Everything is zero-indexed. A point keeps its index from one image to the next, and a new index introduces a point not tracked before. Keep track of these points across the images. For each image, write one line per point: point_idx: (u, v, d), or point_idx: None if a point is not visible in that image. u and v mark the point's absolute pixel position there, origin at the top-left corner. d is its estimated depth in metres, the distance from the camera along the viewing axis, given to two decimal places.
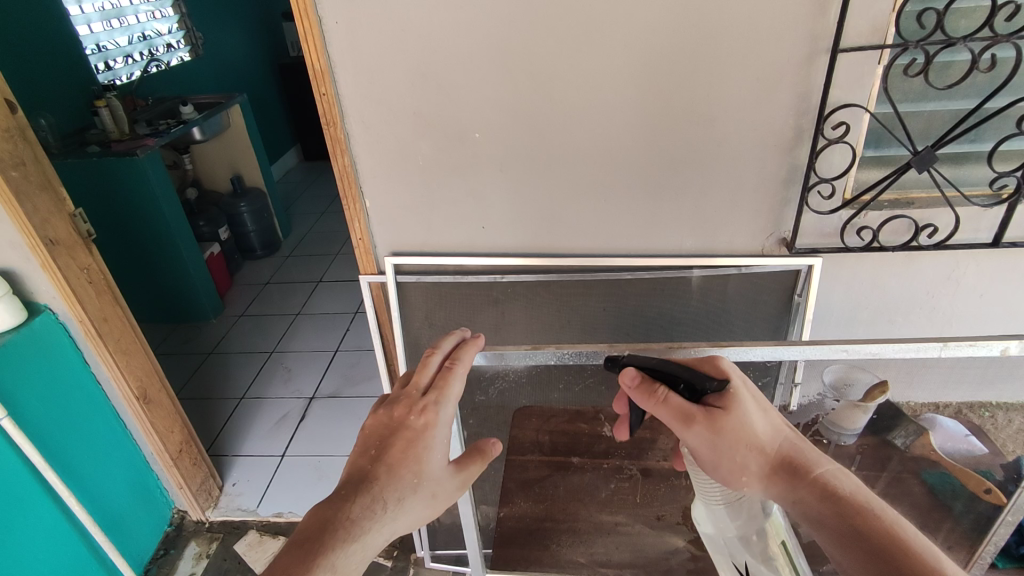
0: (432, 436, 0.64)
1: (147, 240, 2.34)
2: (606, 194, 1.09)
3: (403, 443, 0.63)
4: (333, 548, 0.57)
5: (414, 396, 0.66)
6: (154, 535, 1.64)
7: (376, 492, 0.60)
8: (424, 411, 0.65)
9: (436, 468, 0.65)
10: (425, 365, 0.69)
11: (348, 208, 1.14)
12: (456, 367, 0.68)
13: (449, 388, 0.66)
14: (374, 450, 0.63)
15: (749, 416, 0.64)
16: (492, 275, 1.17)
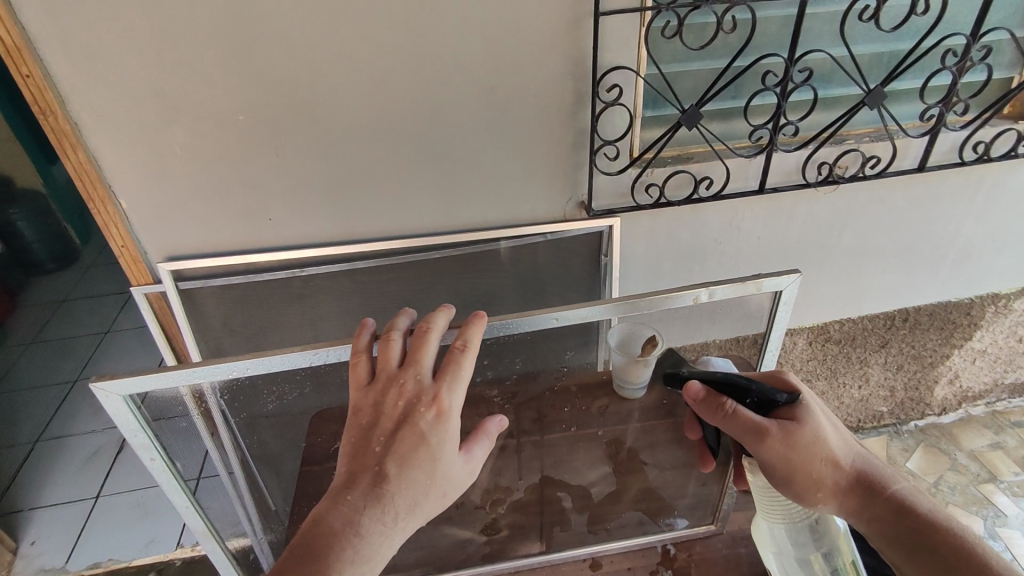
0: (446, 428, 0.59)
1: None
2: (399, 172, 1.04)
3: (412, 440, 0.58)
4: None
5: (422, 381, 0.60)
6: None
7: (386, 501, 0.56)
8: (436, 403, 0.59)
9: (451, 467, 0.60)
10: (424, 344, 0.62)
11: (98, 213, 0.97)
12: (469, 351, 0.62)
13: (465, 371, 0.61)
14: (378, 445, 0.58)
15: (828, 428, 0.75)
16: (290, 269, 1.08)
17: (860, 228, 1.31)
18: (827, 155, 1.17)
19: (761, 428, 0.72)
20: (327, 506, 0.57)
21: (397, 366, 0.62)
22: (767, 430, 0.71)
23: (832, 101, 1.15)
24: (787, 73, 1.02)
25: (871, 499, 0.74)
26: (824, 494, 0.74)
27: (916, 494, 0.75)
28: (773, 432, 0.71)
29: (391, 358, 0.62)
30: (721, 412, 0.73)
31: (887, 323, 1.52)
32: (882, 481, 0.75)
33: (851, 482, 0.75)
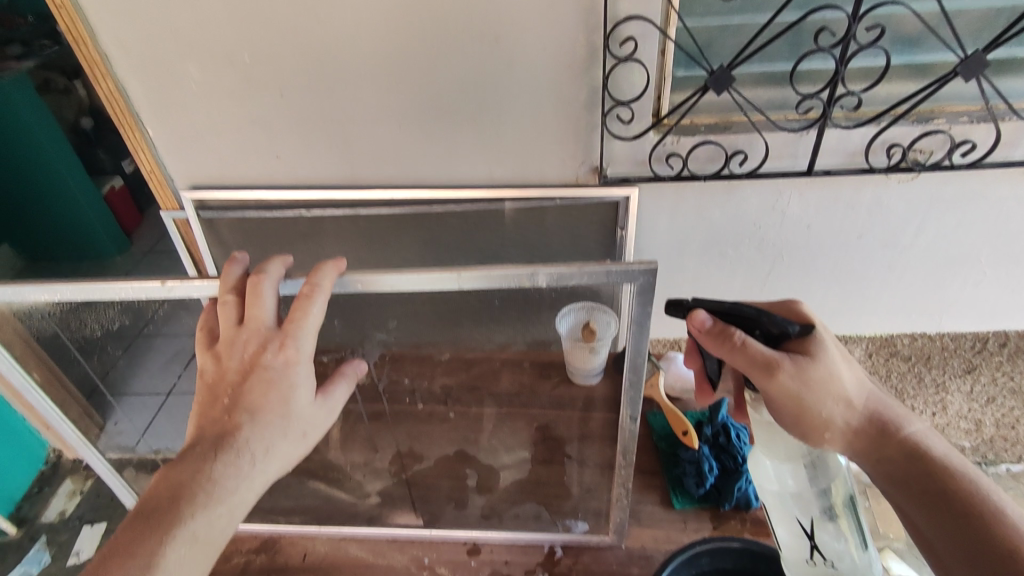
0: (293, 373, 0.68)
1: (27, 175, 2.21)
2: (401, 120, 1.01)
3: (263, 385, 0.67)
4: (187, 519, 0.62)
5: (265, 332, 0.68)
6: (26, 473, 1.68)
7: (239, 447, 0.65)
8: (283, 349, 0.68)
9: (302, 407, 0.70)
10: (259, 299, 0.69)
11: (129, 138, 1.05)
12: (310, 292, 0.69)
13: (305, 317, 0.68)
14: (229, 397, 0.68)
15: (841, 364, 0.75)
16: (297, 210, 1.10)
17: (946, 227, 1.09)
18: (902, 136, 0.96)
19: (772, 361, 0.70)
20: (177, 464, 0.65)
21: (238, 322, 0.70)
22: (777, 364, 0.70)
23: (921, 69, 0.94)
24: (848, 32, 0.83)
25: (882, 440, 0.75)
26: (829, 427, 0.75)
27: (932, 438, 0.75)
28: (783, 366, 0.71)
29: (231, 317, 0.70)
30: (728, 345, 0.71)
31: (977, 345, 1.27)
32: (894, 423, 0.75)
33: (861, 422, 0.76)
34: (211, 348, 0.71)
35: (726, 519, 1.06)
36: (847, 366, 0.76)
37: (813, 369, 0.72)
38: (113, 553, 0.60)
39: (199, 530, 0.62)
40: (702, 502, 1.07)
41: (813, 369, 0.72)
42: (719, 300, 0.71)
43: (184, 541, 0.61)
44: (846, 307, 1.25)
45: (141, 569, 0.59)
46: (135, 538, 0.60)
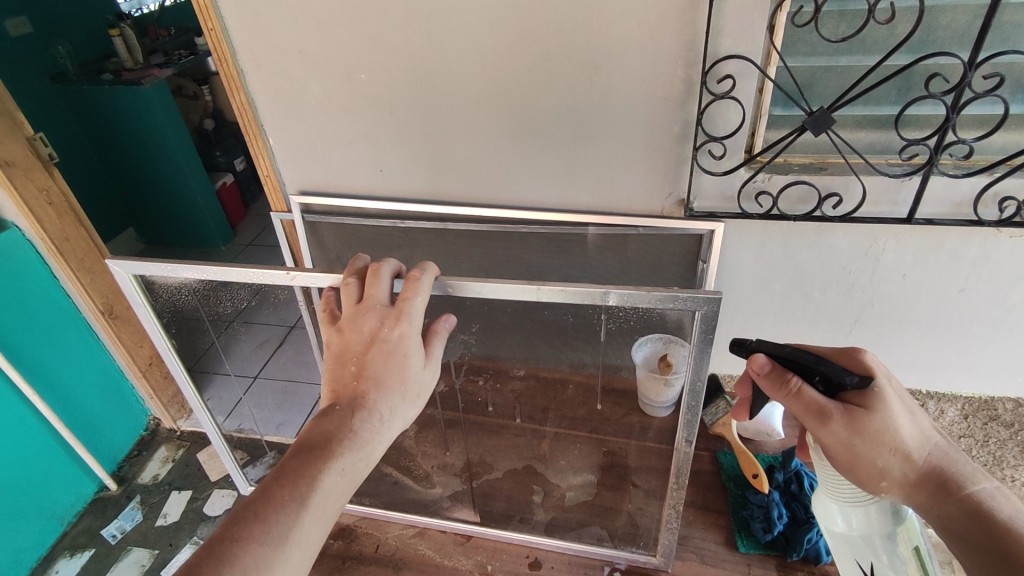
0: (409, 343, 0.72)
1: (156, 168, 2.47)
2: (497, 143, 1.06)
3: (382, 353, 0.71)
4: (338, 456, 0.66)
5: (380, 307, 0.72)
6: (129, 437, 1.86)
7: (371, 406, 0.69)
8: (399, 322, 0.72)
9: (416, 372, 0.73)
10: (377, 282, 0.75)
11: (252, 145, 1.17)
12: (418, 276, 0.74)
13: (415, 297, 0.73)
14: (355, 364, 0.71)
15: (904, 418, 0.68)
16: (392, 221, 1.16)
17: None
18: (1018, 189, 0.91)
19: (823, 410, 0.67)
20: (320, 419, 0.69)
21: (358, 300, 0.75)
22: (829, 414, 0.67)
23: None
24: (962, 80, 0.80)
25: (937, 502, 0.67)
26: (885, 482, 0.69)
27: (1000, 499, 0.66)
28: (834, 417, 0.67)
29: (352, 295, 0.75)
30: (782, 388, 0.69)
31: None
32: (957, 481, 0.67)
33: (915, 483, 0.68)
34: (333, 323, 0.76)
35: (792, 570, 1.02)
36: (905, 417, 0.68)
37: (867, 421, 0.67)
38: (278, 477, 0.64)
39: (345, 465, 0.67)
40: (769, 549, 1.04)
41: (869, 421, 0.67)
42: (778, 345, 0.71)
43: (337, 476, 0.66)
44: (942, 363, 1.18)
45: (302, 493, 0.63)
46: (297, 466, 0.64)
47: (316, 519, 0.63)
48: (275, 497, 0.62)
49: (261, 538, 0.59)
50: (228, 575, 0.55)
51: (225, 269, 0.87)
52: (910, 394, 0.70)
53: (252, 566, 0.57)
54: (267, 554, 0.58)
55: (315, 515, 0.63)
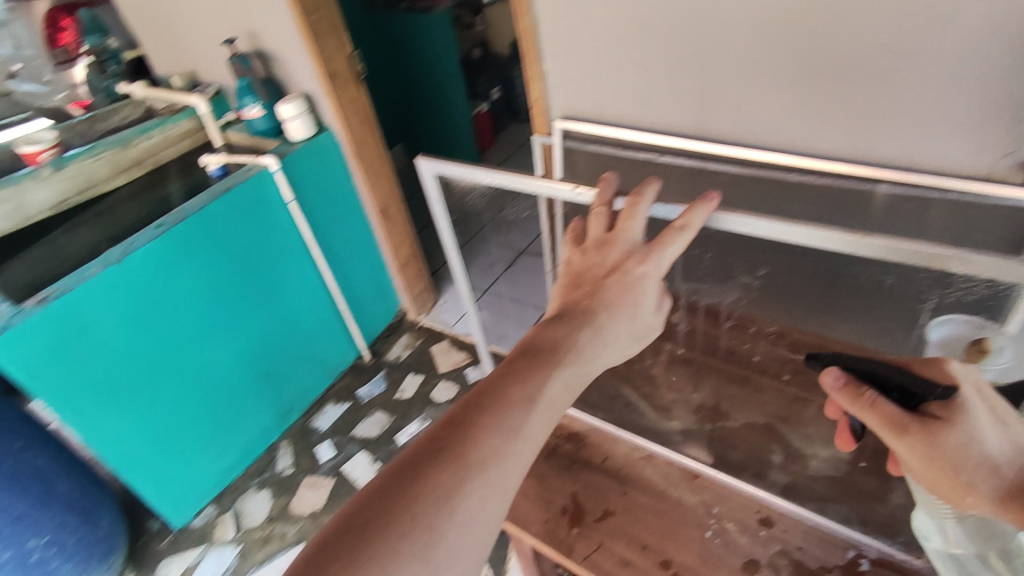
0: (649, 284, 0.66)
1: (430, 92, 2.77)
2: (785, 81, 0.96)
3: (620, 285, 0.65)
4: (564, 365, 0.59)
5: (632, 246, 0.67)
6: (383, 319, 2.21)
7: (597, 326, 0.62)
8: (645, 260, 0.65)
9: (645, 313, 0.67)
10: (632, 214, 0.69)
11: (528, 68, 1.23)
12: (683, 226, 0.65)
13: (672, 244, 0.65)
14: (590, 286, 0.67)
15: (993, 429, 0.52)
16: (648, 153, 1.14)
17: None
18: None
19: (900, 423, 0.54)
20: (545, 325, 0.64)
21: (606, 230, 0.71)
22: (906, 427, 0.53)
23: None
24: None
25: None
26: (973, 500, 0.52)
27: None
28: (912, 432, 0.53)
29: (601, 225, 0.71)
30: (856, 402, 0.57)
31: None
32: None
33: None
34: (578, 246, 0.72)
35: None
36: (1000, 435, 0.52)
37: (944, 436, 0.52)
38: (507, 374, 0.57)
39: (571, 379, 0.59)
40: None
41: (945, 437, 0.52)
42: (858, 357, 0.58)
43: (563, 388, 0.58)
44: None
45: (530, 393, 0.56)
46: (526, 367, 0.58)
47: (544, 424, 0.56)
48: (506, 391, 0.56)
49: (495, 427, 0.53)
50: (471, 455, 0.51)
51: (524, 180, 0.80)
52: (1005, 401, 0.54)
53: (488, 452, 0.52)
54: (498, 444, 0.52)
55: (541, 421, 0.56)
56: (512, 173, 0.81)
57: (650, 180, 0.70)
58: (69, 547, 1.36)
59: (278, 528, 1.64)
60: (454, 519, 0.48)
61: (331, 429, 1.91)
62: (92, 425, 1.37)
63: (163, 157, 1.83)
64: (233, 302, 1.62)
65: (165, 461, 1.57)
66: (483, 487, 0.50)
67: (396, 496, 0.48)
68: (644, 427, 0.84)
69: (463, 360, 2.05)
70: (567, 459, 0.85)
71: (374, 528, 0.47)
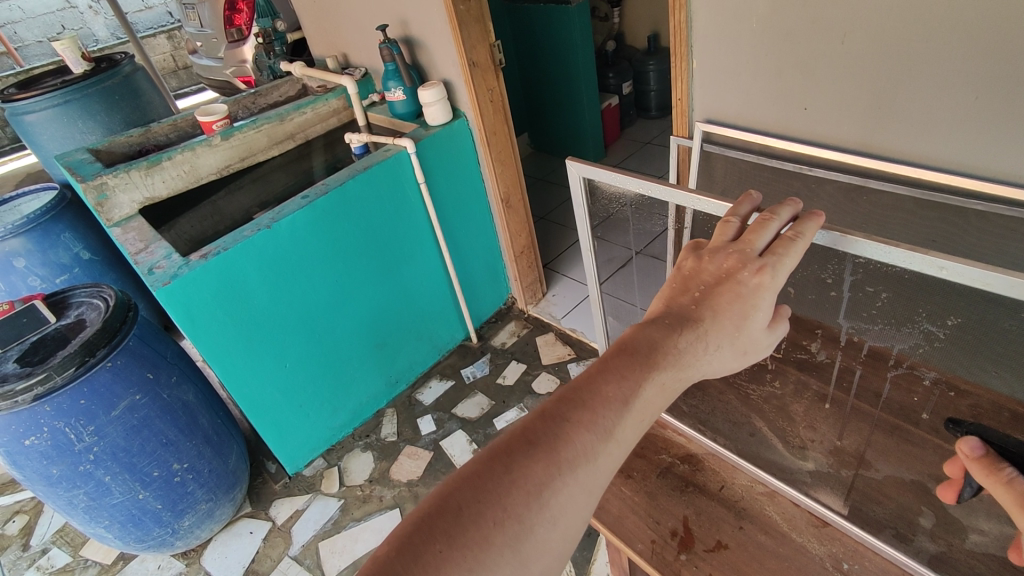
0: (763, 298, 0.58)
1: (561, 83, 2.76)
2: (977, 95, 0.84)
3: (731, 295, 0.58)
4: (661, 368, 0.55)
5: (747, 253, 0.59)
6: (492, 306, 2.26)
7: (701, 331, 0.57)
8: (762, 272, 0.57)
9: (755, 328, 0.60)
10: (762, 227, 0.60)
11: (676, 66, 1.18)
12: (795, 237, 0.59)
13: (789, 256, 0.58)
14: (698, 292, 0.60)
15: None
16: (798, 165, 1.05)
17: None
18: None
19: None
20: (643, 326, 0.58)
21: (732, 240, 0.63)
22: None
23: None
24: None
25: None
26: None
27: None
28: None
29: (728, 234, 0.63)
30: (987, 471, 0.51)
31: None
32: None
33: None
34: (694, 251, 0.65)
35: None
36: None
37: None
38: (600, 372, 0.54)
39: (666, 382, 0.55)
40: None
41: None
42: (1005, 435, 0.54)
43: (656, 389, 0.55)
44: None
45: (625, 394, 0.52)
46: (620, 367, 0.54)
47: (637, 425, 0.53)
48: (600, 389, 0.52)
49: (589, 425, 0.50)
50: (566, 451, 0.49)
51: (675, 191, 0.75)
52: None
53: (585, 456, 0.50)
54: (590, 443, 0.50)
55: (638, 429, 0.53)
56: (659, 182, 0.77)
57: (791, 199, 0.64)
58: (204, 474, 1.54)
59: (376, 490, 1.74)
60: (544, 514, 0.47)
61: (433, 405, 1.99)
62: (235, 368, 1.53)
63: (311, 133, 1.98)
64: (362, 273, 1.74)
65: (288, 410, 1.72)
66: (573, 484, 0.49)
67: (494, 486, 0.47)
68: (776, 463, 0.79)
69: (566, 355, 2.04)
70: (681, 481, 0.82)
71: (467, 511, 0.46)
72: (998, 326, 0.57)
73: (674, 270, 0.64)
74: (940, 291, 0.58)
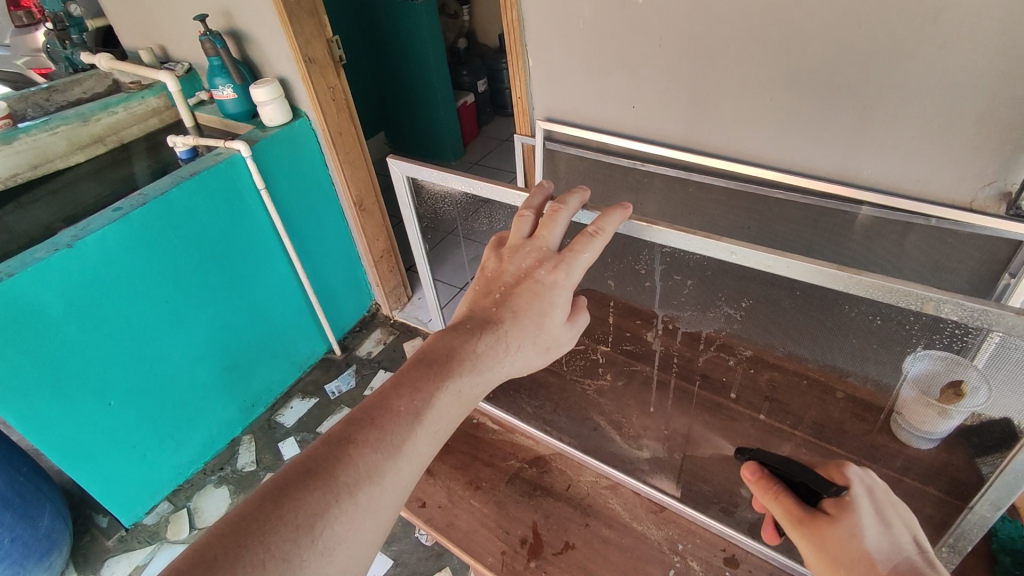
0: (559, 294, 0.62)
1: (414, 81, 2.69)
2: (774, 95, 0.93)
3: (529, 294, 0.61)
4: (457, 375, 0.56)
5: (544, 250, 0.63)
6: (355, 314, 2.16)
7: (500, 333, 0.59)
8: (555, 270, 0.61)
9: (554, 324, 0.63)
10: (553, 220, 0.63)
11: (513, 65, 1.18)
12: (595, 234, 0.61)
13: (585, 252, 0.61)
14: (498, 294, 0.63)
15: (884, 539, 0.51)
16: (632, 160, 1.10)
17: None
18: None
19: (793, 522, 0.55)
20: (459, 337, 0.59)
21: (527, 236, 0.65)
22: (799, 524, 0.54)
23: None
24: None
25: None
26: None
27: None
28: (801, 529, 0.54)
29: (523, 229, 0.66)
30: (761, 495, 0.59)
31: None
32: None
33: None
34: (497, 250, 0.67)
35: None
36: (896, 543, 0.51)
37: (830, 532, 0.52)
38: (395, 387, 0.54)
39: (463, 388, 0.57)
40: None
41: (832, 530, 0.52)
42: (771, 454, 0.61)
43: (453, 397, 0.56)
44: None
45: (417, 407, 0.53)
46: (415, 379, 0.54)
47: (429, 441, 0.54)
48: (391, 405, 0.52)
49: (374, 444, 0.50)
50: (344, 477, 0.47)
51: (485, 185, 0.76)
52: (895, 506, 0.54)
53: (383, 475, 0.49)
54: (376, 463, 0.49)
55: (431, 439, 0.54)
56: (471, 177, 0.78)
57: (579, 187, 0.67)
58: (4, 545, 1.29)
59: None
60: (316, 548, 0.44)
61: (296, 426, 1.85)
62: (41, 416, 1.30)
63: (127, 135, 1.74)
64: (198, 291, 1.56)
65: (118, 453, 1.50)
66: (354, 510, 0.47)
67: (257, 526, 0.43)
68: (616, 452, 0.85)
69: None
70: (529, 485, 0.87)
71: (228, 565, 0.41)
72: (789, 305, 0.63)
73: (506, 277, 0.63)
74: (747, 278, 0.63)
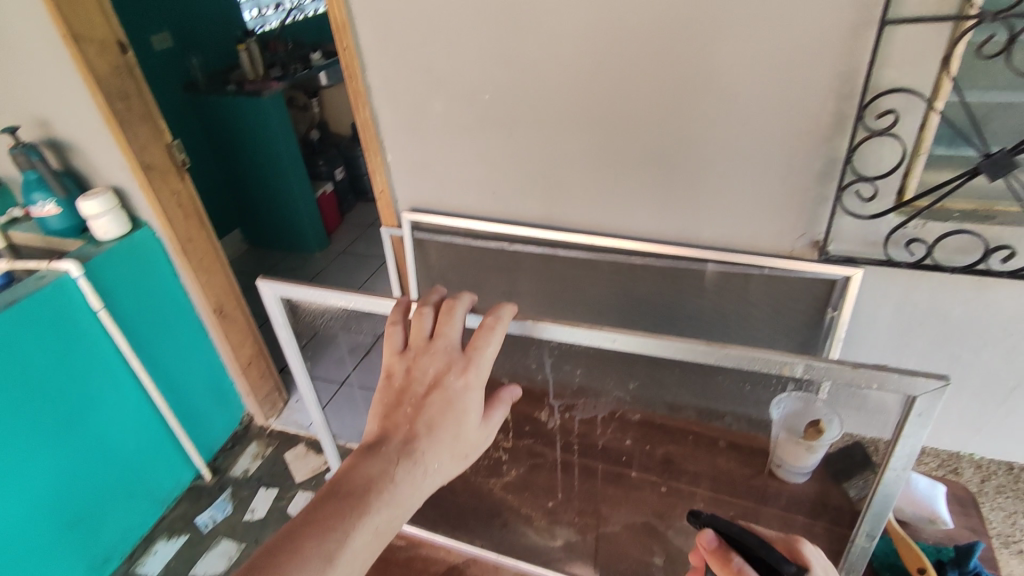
0: (472, 396, 0.61)
1: (268, 174, 2.61)
2: (618, 173, 1.02)
3: (440, 402, 0.60)
4: (372, 511, 0.53)
5: (450, 351, 0.62)
6: (224, 430, 1.94)
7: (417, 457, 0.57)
8: (465, 371, 0.60)
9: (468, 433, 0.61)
10: (450, 319, 0.64)
11: (371, 161, 1.18)
12: (494, 327, 0.62)
13: (488, 346, 0.62)
14: (409, 408, 0.60)
15: None
16: (500, 242, 1.14)
17: None
18: None
19: None
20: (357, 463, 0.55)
21: (428, 338, 0.64)
22: None
23: None
24: None
25: None
26: None
27: None
28: None
29: (421, 332, 0.64)
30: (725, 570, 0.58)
31: None
32: None
33: None
34: (396, 358, 0.64)
35: None
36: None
37: None
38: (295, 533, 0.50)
39: (379, 525, 0.53)
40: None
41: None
42: (729, 522, 0.61)
43: (355, 530, 0.52)
44: None
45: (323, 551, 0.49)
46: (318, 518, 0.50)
47: None
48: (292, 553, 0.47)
49: None
50: None
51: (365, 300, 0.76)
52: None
53: None
54: None
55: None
56: (349, 293, 0.78)
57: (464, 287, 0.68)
58: None
59: None
60: None
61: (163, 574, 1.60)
62: None
63: None
64: (21, 438, 1.31)
65: None
66: None
67: None
68: (530, 547, 0.87)
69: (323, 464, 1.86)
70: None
71: None
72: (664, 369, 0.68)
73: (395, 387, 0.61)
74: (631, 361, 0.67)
